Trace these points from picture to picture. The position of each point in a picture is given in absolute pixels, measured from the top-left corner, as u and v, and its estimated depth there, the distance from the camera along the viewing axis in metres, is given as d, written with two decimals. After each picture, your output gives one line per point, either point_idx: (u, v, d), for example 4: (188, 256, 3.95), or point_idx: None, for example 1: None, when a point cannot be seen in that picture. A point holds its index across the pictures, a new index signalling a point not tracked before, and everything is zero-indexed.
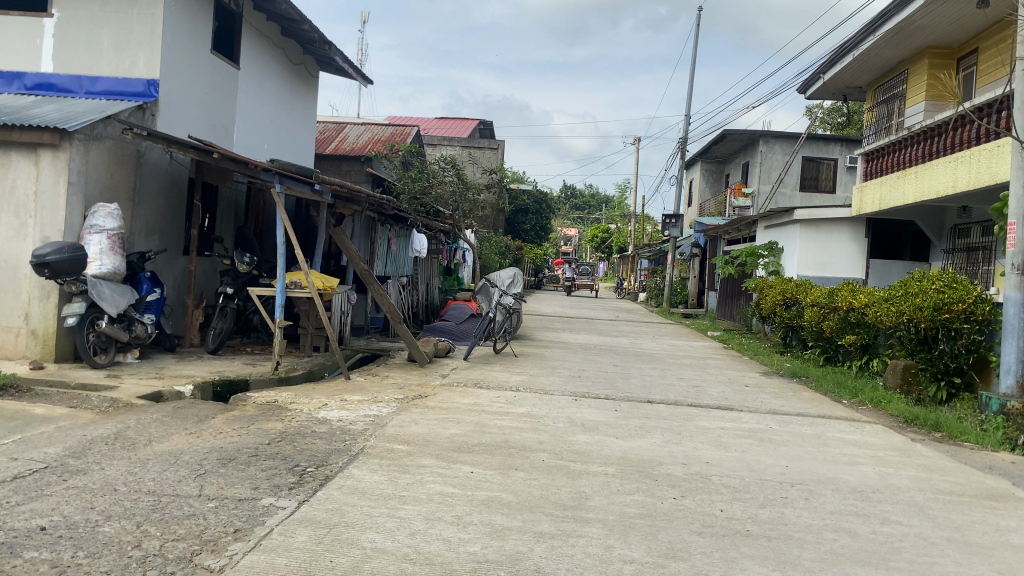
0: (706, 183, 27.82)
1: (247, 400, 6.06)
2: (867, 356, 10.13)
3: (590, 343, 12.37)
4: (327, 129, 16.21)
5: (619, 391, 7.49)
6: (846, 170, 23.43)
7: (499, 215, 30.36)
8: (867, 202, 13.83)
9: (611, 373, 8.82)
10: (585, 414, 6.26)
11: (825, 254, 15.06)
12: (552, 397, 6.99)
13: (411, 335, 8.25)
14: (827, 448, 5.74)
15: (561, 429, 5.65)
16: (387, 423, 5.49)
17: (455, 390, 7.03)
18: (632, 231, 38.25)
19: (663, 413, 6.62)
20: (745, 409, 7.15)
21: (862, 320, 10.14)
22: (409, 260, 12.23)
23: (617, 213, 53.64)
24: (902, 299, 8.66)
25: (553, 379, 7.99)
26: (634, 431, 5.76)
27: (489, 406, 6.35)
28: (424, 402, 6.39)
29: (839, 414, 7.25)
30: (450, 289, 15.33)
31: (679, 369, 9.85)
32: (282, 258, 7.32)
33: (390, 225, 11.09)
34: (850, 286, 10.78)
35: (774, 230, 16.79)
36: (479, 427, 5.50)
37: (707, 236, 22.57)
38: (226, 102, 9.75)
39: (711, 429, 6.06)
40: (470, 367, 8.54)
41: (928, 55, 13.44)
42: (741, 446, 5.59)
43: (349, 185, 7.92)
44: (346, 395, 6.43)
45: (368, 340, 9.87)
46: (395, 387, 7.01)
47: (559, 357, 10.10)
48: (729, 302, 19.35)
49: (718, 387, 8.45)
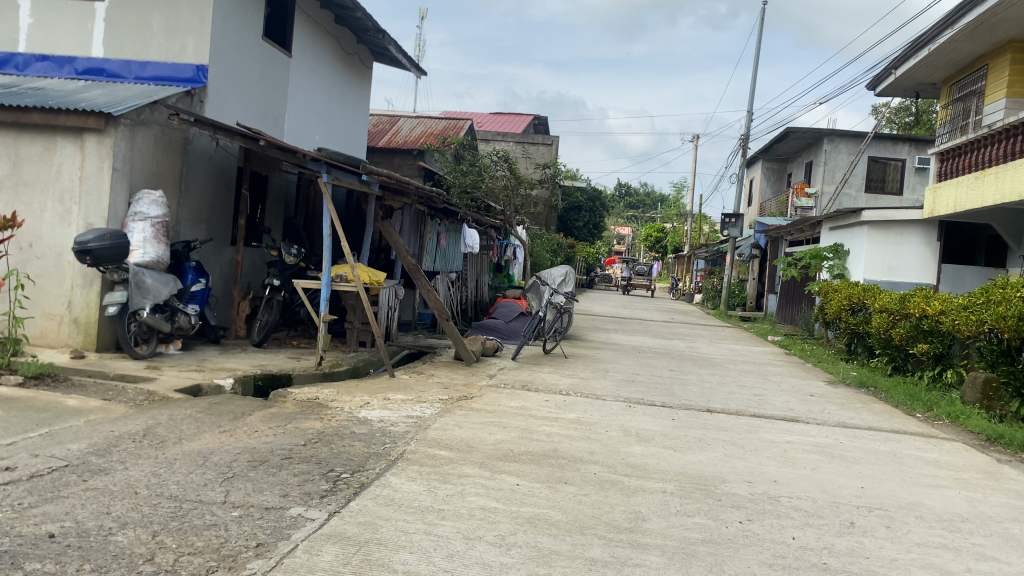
0: (766, 183, 27.06)
1: (287, 395, 5.85)
2: (940, 366, 9.52)
3: (645, 345, 11.94)
4: (381, 122, 16.08)
5: (676, 398, 7.09)
6: (914, 171, 22.49)
7: (553, 212, 30.04)
8: (940, 204, 13.11)
9: (667, 378, 8.41)
10: (640, 422, 5.89)
11: (893, 258, 14.34)
12: (605, 402, 6.63)
13: (459, 332, 7.96)
14: (905, 468, 5.27)
15: (614, 438, 5.29)
16: (431, 425, 5.21)
17: (503, 392, 6.71)
18: (688, 231, 37.53)
19: (723, 423, 6.20)
20: (812, 420, 6.69)
21: (936, 328, 9.53)
22: (460, 255, 11.95)
23: (672, 212, 52.82)
24: (984, 307, 8.01)
25: (606, 383, 7.61)
26: (693, 443, 5.37)
27: (538, 410, 6.02)
28: (469, 404, 6.09)
29: (915, 429, 6.72)
30: (501, 286, 15.03)
31: (739, 375, 9.38)
32: (328, 250, 7.07)
33: (441, 219, 10.81)
34: (923, 292, 10.15)
35: (840, 233, 16.08)
36: (526, 433, 5.18)
37: (766, 236, 21.87)
38: (277, 90, 9.59)
39: (776, 443, 5.64)
40: (519, 367, 8.20)
41: (1009, 49, 12.65)
42: (811, 462, 5.16)
43: (398, 176, 7.65)
44: (389, 394, 6.17)
45: (415, 336, 9.62)
46: (440, 387, 6.72)
47: (612, 359, 9.70)
48: (789, 305, 18.67)
49: (781, 395, 7.98)
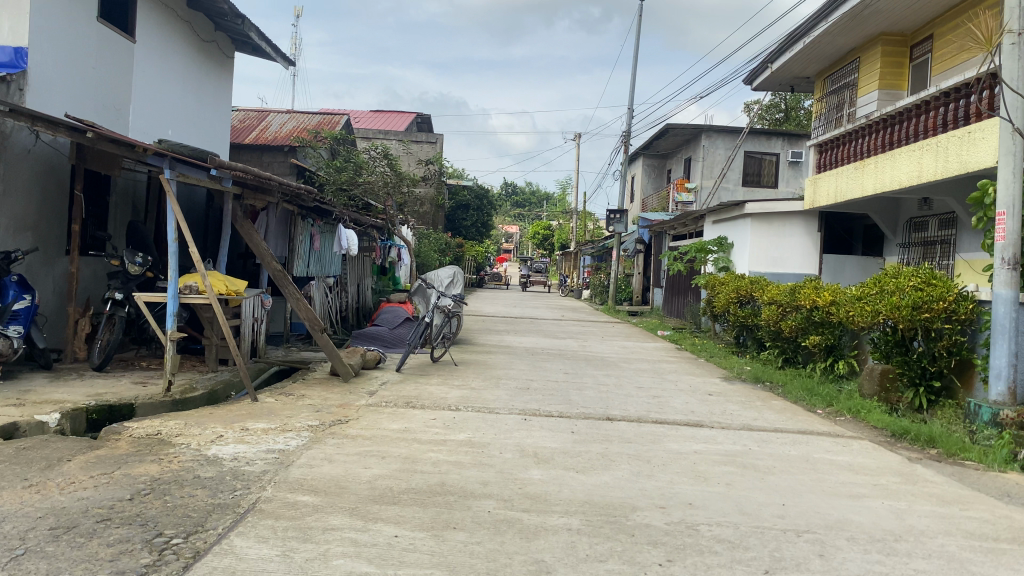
0: (648, 178, 27.22)
1: (123, 431, 4.93)
2: (832, 358, 9.46)
3: (537, 347, 11.40)
4: (248, 118, 14.92)
5: (573, 407, 6.53)
6: (788, 164, 23.08)
7: (438, 211, 29.27)
8: (821, 194, 13.20)
9: (562, 383, 7.86)
10: (536, 440, 5.28)
11: (777, 249, 14.37)
12: (497, 417, 6.01)
13: (334, 346, 7.20)
14: (821, 476, 4.88)
15: (509, 462, 4.66)
16: (294, 462, 4.44)
17: (383, 412, 5.98)
18: (574, 229, 37.54)
19: (626, 434, 5.68)
20: (716, 425, 6.26)
21: (827, 319, 9.40)
22: (337, 258, 11.08)
23: (558, 210, 53.04)
24: (877, 296, 7.85)
25: (498, 394, 6.99)
26: (596, 462, 4.82)
27: (422, 433, 5.32)
28: (344, 430, 5.32)
29: (822, 428, 6.42)
30: (383, 289, 14.17)
31: (634, 375, 8.95)
32: (175, 257, 6.16)
33: (313, 219, 9.94)
34: (813, 283, 10.03)
35: (724, 225, 16.03)
36: (408, 463, 4.48)
37: (651, 233, 21.78)
38: (118, 79, 8.50)
39: (684, 455, 5.15)
40: (403, 381, 7.47)
41: (880, 42, 12.85)
42: (725, 477, 4.69)
43: (255, 172, 6.79)
44: (248, 423, 5.33)
45: (286, 350, 8.77)
46: (310, 410, 5.92)
47: (503, 365, 9.09)
48: (676, 298, 18.62)
49: (680, 397, 7.57)
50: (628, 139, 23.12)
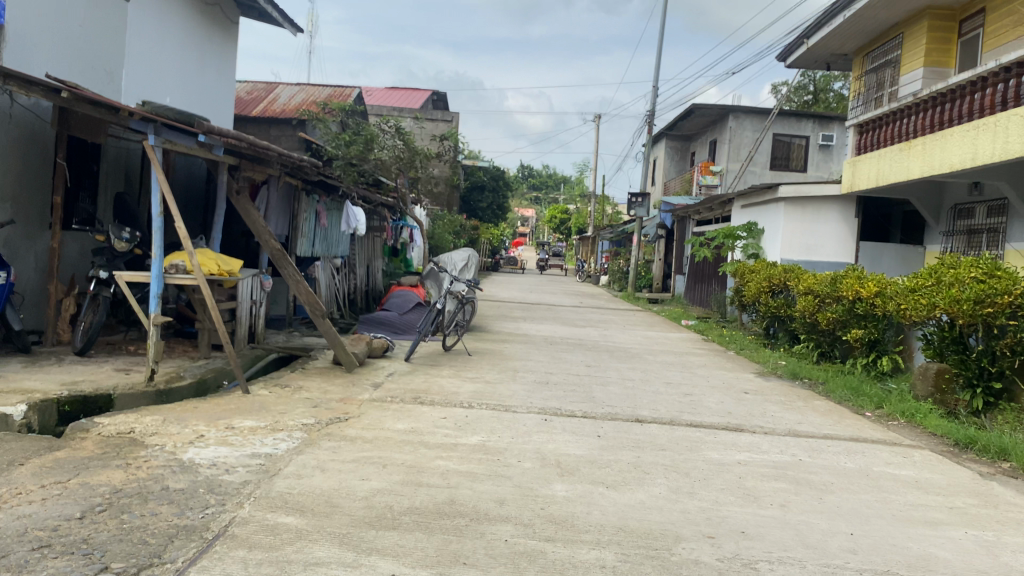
0: (671, 161, 26.46)
1: (91, 428, 4.36)
2: (874, 354, 8.79)
3: (555, 335, 10.76)
4: (257, 90, 14.31)
5: (598, 406, 5.90)
6: (817, 148, 22.22)
7: (454, 191, 28.60)
8: (860, 178, 12.44)
9: (584, 377, 7.22)
10: (558, 446, 4.66)
11: (810, 236, 13.63)
12: (514, 417, 5.39)
13: (336, 333, 6.62)
14: (887, 495, 4.24)
15: (528, 475, 4.04)
16: (281, 471, 3.84)
17: (388, 409, 5.37)
18: (593, 213, 36.83)
19: (659, 439, 5.04)
20: (758, 430, 5.61)
21: (872, 312, 8.73)
22: (345, 238, 10.48)
23: (576, 195, 52.25)
24: (932, 288, 7.13)
25: (515, 389, 6.37)
26: (628, 475, 4.20)
27: (429, 435, 4.71)
28: (342, 430, 4.72)
29: (875, 435, 5.75)
30: (396, 272, 13.56)
31: (662, 369, 8.30)
32: (160, 233, 5.57)
33: (319, 195, 9.34)
34: (855, 273, 9.35)
35: (752, 209, 15.29)
36: (411, 475, 3.87)
37: (674, 217, 21.05)
38: (109, 40, 7.90)
39: (727, 468, 4.52)
40: (412, 372, 6.85)
41: (926, 17, 12.02)
42: (777, 496, 4.06)
43: (250, 141, 6.17)
44: (235, 420, 4.75)
45: (287, 336, 8.22)
46: (307, 405, 5.33)
47: (521, 355, 8.46)
48: (701, 285, 17.92)
49: (714, 396, 6.92)
50: (650, 120, 22.35)
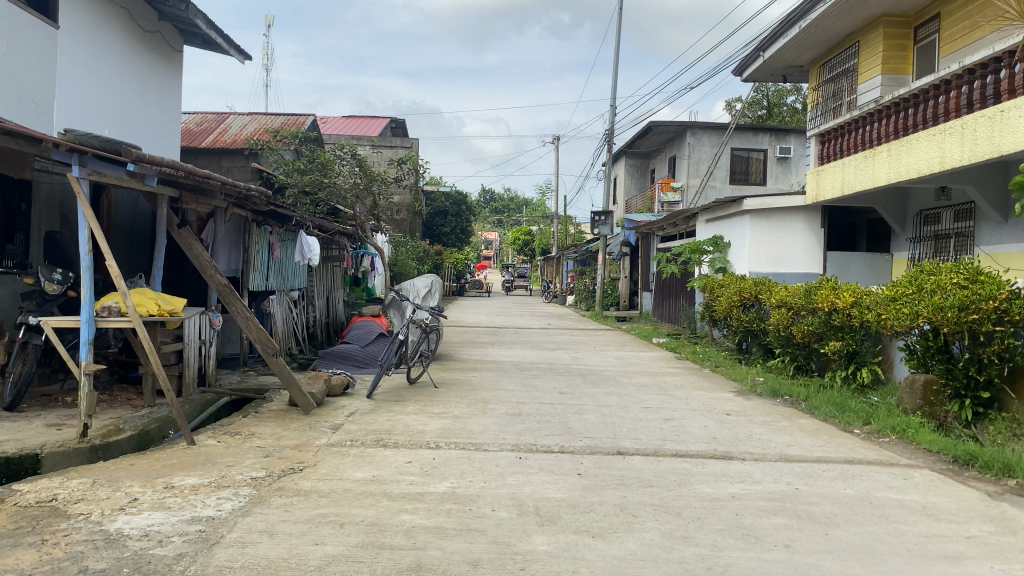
0: (631, 179, 26.35)
1: (9, 498, 3.85)
2: (853, 366, 8.55)
3: (525, 360, 10.35)
4: (205, 121, 13.80)
5: (576, 439, 5.50)
6: (776, 160, 22.22)
7: (415, 217, 28.16)
8: (825, 187, 12.29)
9: (558, 407, 6.82)
10: (536, 489, 4.25)
11: (778, 247, 13.41)
12: (487, 456, 4.97)
13: (290, 372, 6.15)
14: (896, 526, 3.89)
15: (505, 527, 3.63)
16: (222, 538, 3.37)
17: (348, 455, 4.92)
18: (556, 234, 36.63)
19: (644, 475, 4.66)
20: (748, 456, 5.25)
21: (849, 323, 8.47)
22: (301, 269, 10.00)
23: (538, 216, 52.09)
24: (914, 297, 6.86)
25: (485, 423, 5.95)
26: (615, 520, 3.79)
27: (393, 485, 4.27)
28: (296, 483, 4.26)
29: (869, 455, 5.42)
30: (356, 302, 13.08)
31: (638, 393, 7.93)
32: (89, 274, 5.08)
33: (271, 226, 8.86)
34: (829, 283, 9.09)
35: (718, 223, 15.08)
36: (374, 535, 3.43)
37: (638, 234, 20.82)
38: (38, 70, 7.40)
39: (721, 504, 4.15)
40: (375, 410, 6.40)
41: (881, 24, 11.92)
42: (779, 535, 3.68)
43: (187, 170, 5.72)
44: (175, 479, 4.26)
45: (241, 376, 7.72)
46: (258, 456, 4.85)
47: (490, 385, 8.04)
48: (668, 302, 17.68)
49: (696, 420, 6.56)
50: (610, 138, 22.17)
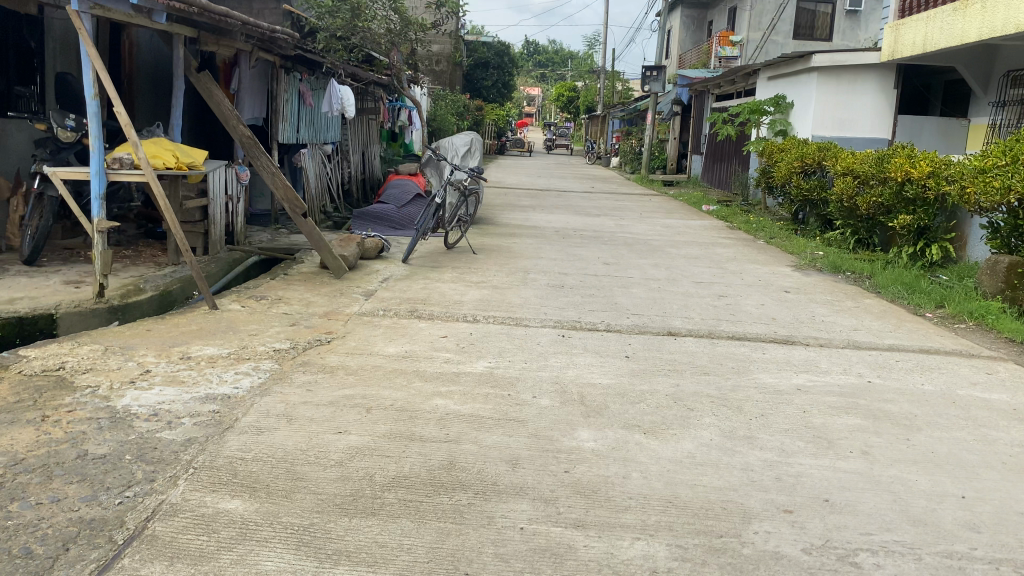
0: (686, 32, 24.74)
1: (13, 364, 3.57)
2: (923, 243, 7.93)
3: (568, 226, 9.86)
4: None
5: (624, 316, 5.09)
6: (845, 14, 20.53)
7: (456, 69, 26.97)
8: (903, 44, 11.14)
9: (603, 278, 6.38)
10: (581, 374, 3.87)
11: (845, 109, 12.41)
12: (527, 333, 4.58)
13: (320, 235, 5.75)
14: (986, 433, 3.44)
15: (547, 418, 3.26)
16: (237, 422, 3.05)
17: (379, 326, 4.57)
18: (603, 91, 35.07)
19: (699, 360, 4.24)
20: (813, 342, 4.79)
21: (924, 195, 7.77)
22: (335, 122, 9.46)
23: (584, 70, 49.94)
24: (1007, 169, 6.11)
25: (526, 295, 5.55)
26: (669, 414, 3.40)
27: (426, 363, 3.92)
28: (321, 357, 3.93)
29: (946, 345, 4.93)
30: (394, 159, 12.56)
31: (689, 265, 7.44)
32: (98, 120, 4.62)
33: (300, 73, 8.25)
34: (906, 150, 8.30)
35: (781, 81, 14.01)
36: (403, 424, 3.08)
37: (691, 92, 19.64)
38: None
39: (786, 399, 3.72)
40: (409, 276, 6.02)
41: None
42: (855, 439, 3.27)
43: (201, 4, 5.13)
44: (192, 348, 3.95)
45: (272, 235, 7.35)
46: (283, 324, 4.53)
47: (531, 252, 7.60)
48: (720, 165, 16.86)
49: (753, 297, 6.09)
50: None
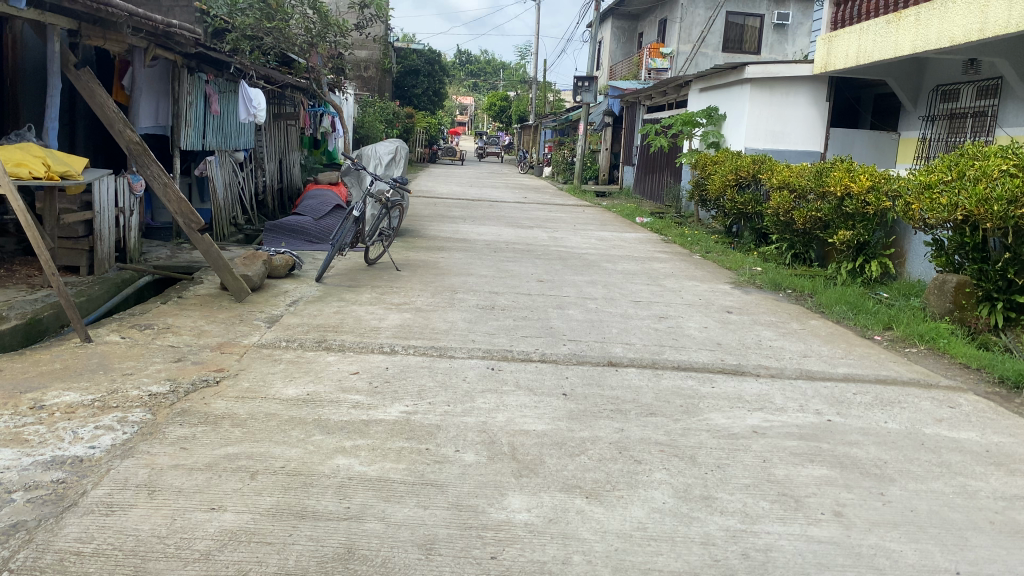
0: (616, 43, 24.63)
1: None
2: (862, 258, 7.71)
3: (498, 239, 9.37)
4: None
5: (559, 344, 4.61)
6: (773, 28, 20.67)
7: (384, 75, 26.27)
8: (836, 56, 11.00)
9: (537, 299, 5.90)
10: (512, 419, 3.36)
11: (778, 121, 12.26)
12: (451, 367, 4.05)
13: (218, 253, 5.13)
14: (965, 483, 3.06)
15: (472, 481, 2.74)
16: (82, 498, 2.43)
17: (281, 362, 3.97)
18: (534, 100, 34.78)
19: (643, 398, 3.79)
20: (763, 372, 4.40)
21: (864, 210, 7.55)
22: (247, 127, 8.77)
23: (515, 79, 49.69)
24: (953, 184, 5.85)
25: (452, 320, 5.02)
26: (613, 470, 2.92)
27: (331, 409, 3.35)
28: (206, 404, 3.31)
29: (902, 374, 4.59)
30: (315, 167, 11.87)
31: (626, 282, 7.02)
32: None
33: (205, 74, 7.55)
34: (846, 163, 8.06)
35: (713, 92, 13.83)
36: (294, 498, 2.51)
37: (623, 102, 19.45)
38: None
39: (743, 445, 3.29)
40: (322, 299, 5.43)
41: None
42: (824, 497, 2.85)
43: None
44: (47, 395, 3.29)
45: (171, 251, 6.65)
46: (168, 360, 3.89)
47: (459, 268, 7.07)
48: (652, 176, 16.65)
49: (695, 319, 5.68)
50: None
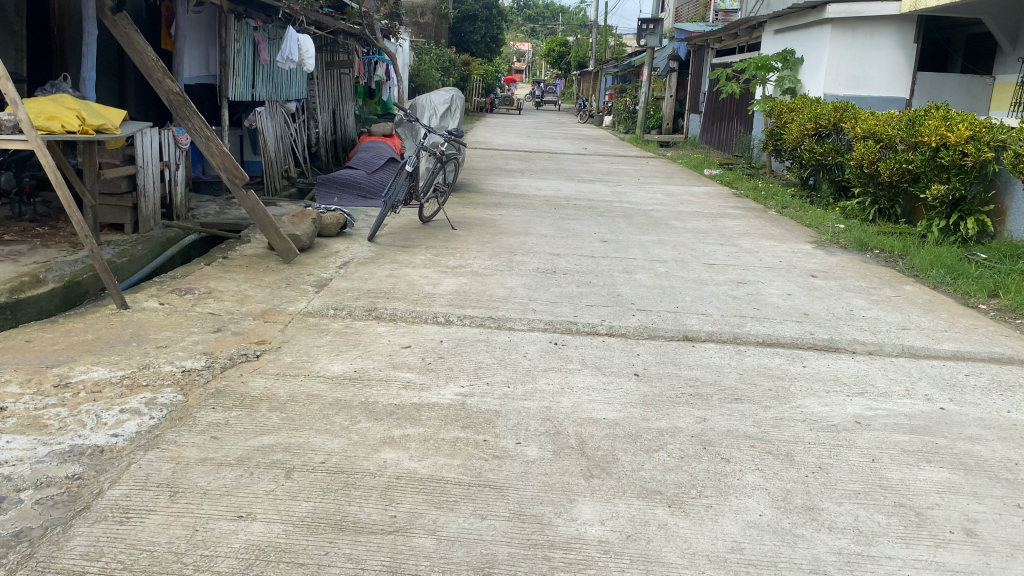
0: None
1: None
2: (957, 215, 7.06)
3: (559, 194, 8.92)
4: None
5: (628, 314, 4.19)
6: None
7: (442, 21, 25.62)
8: None
9: (601, 262, 5.47)
10: (580, 405, 2.98)
11: (860, 65, 11.40)
12: (510, 340, 3.68)
13: (264, 211, 4.82)
14: None
15: (536, 482, 2.38)
16: (96, 500, 2.15)
17: (326, 333, 3.65)
18: (595, 45, 33.72)
19: (726, 380, 3.37)
20: (859, 349, 3.93)
21: (961, 162, 6.88)
22: (299, 77, 8.43)
23: (575, 24, 48.31)
24: None
25: (511, 285, 4.65)
26: (698, 470, 2.53)
27: (379, 390, 3.02)
28: (244, 383, 3.01)
29: (1016, 351, 4.07)
30: (370, 117, 11.51)
31: (697, 242, 6.53)
32: None
33: (254, 20, 7.18)
34: (942, 111, 7.36)
35: (789, 34, 12.97)
36: (333, 504, 2.19)
37: (690, 47, 18.54)
38: None
39: (846, 440, 2.86)
40: (374, 260, 5.10)
41: None
42: (949, 509, 2.42)
43: None
44: (74, 371, 3.02)
45: (220, 207, 6.40)
46: (207, 330, 3.60)
47: (518, 226, 6.67)
48: (721, 125, 15.87)
49: (777, 284, 5.19)
50: None
